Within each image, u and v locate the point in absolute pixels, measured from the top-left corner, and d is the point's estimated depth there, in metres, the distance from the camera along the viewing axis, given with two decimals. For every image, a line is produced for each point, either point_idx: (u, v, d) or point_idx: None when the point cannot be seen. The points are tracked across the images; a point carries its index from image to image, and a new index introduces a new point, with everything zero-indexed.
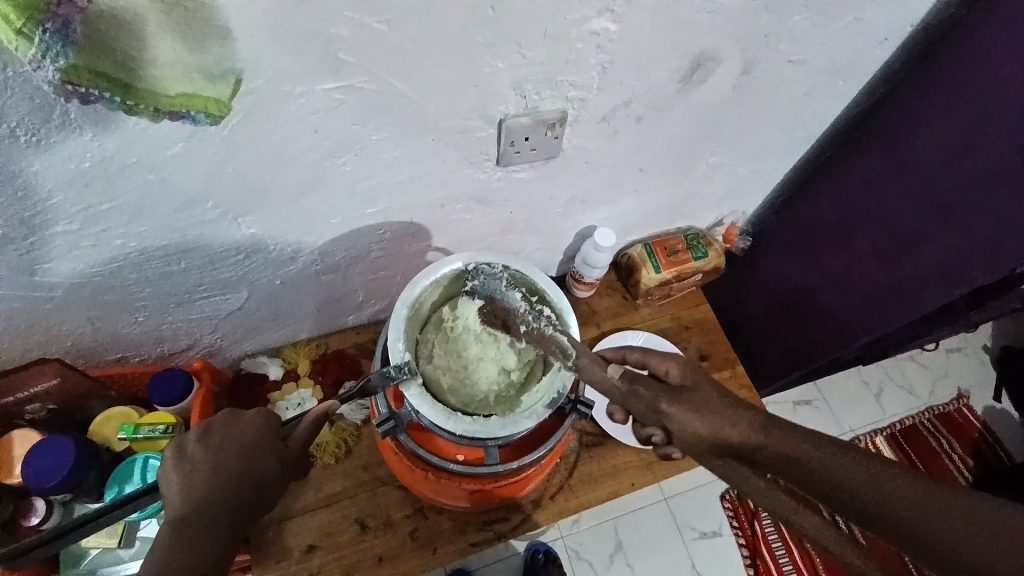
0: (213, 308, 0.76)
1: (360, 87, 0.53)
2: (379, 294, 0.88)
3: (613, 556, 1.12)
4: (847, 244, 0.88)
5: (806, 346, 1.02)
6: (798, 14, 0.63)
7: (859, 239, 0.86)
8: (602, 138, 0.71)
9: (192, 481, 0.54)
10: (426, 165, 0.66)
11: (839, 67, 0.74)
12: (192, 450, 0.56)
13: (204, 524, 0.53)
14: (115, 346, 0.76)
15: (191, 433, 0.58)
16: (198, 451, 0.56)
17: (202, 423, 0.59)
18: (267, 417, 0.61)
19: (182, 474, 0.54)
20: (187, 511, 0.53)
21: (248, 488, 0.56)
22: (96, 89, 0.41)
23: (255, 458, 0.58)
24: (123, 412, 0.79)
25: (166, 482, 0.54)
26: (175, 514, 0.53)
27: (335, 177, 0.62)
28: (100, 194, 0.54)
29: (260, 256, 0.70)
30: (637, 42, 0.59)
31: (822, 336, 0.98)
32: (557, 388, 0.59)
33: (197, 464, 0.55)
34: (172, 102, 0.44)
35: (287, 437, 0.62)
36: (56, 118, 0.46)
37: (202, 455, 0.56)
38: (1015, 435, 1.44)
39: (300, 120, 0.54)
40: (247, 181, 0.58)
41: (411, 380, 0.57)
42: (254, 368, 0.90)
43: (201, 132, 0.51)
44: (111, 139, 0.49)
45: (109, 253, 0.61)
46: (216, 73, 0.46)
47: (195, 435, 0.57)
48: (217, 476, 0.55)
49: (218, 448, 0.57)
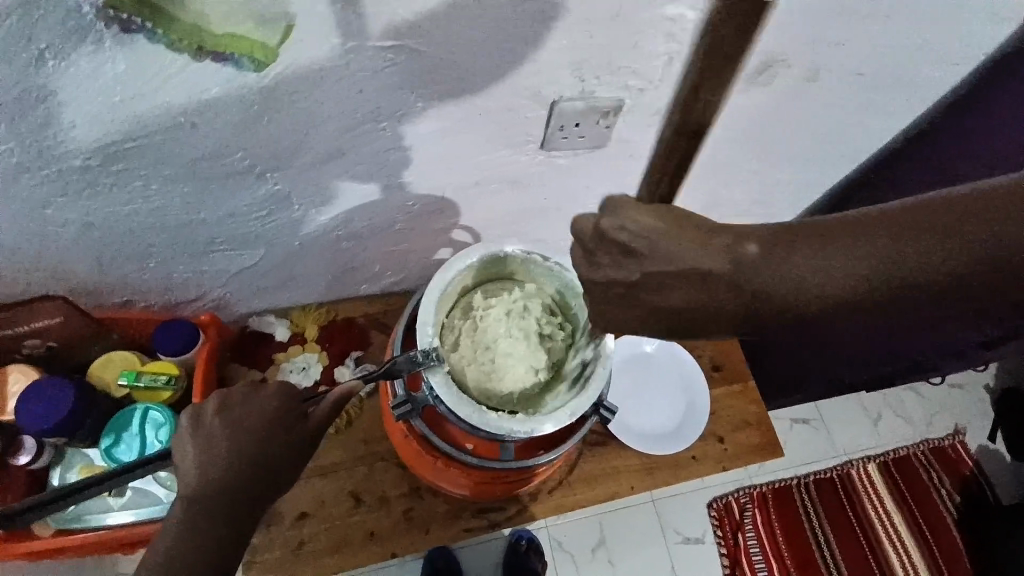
0: (227, 262, 0.74)
1: (414, 49, 0.49)
2: (396, 266, 0.85)
3: (596, 552, 1.18)
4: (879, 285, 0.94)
5: (865, 244, 0.41)
6: (879, 24, 0.59)
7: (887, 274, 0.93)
8: (650, 132, 0.68)
9: (205, 461, 0.52)
10: (466, 140, 0.62)
11: (905, 85, 0.70)
12: (209, 421, 0.54)
13: (220, 501, 0.51)
14: (123, 289, 0.73)
15: (208, 404, 0.56)
16: (213, 422, 0.54)
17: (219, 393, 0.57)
18: (283, 391, 0.59)
19: (198, 447, 0.53)
20: (200, 487, 0.51)
21: (263, 471, 0.54)
22: (139, 17, 0.40)
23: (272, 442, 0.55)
24: (125, 359, 0.76)
25: (180, 453, 0.53)
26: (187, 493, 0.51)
27: (370, 141, 0.59)
28: (125, 131, 0.50)
29: (281, 215, 0.67)
30: (710, 33, 0.55)
31: (849, 255, 0.41)
32: (586, 394, 0.56)
33: (213, 437, 0.54)
34: (218, 41, 0.43)
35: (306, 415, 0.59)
36: (90, 45, 0.42)
37: (218, 427, 0.54)
38: (1002, 477, 1.45)
39: (344, 78, 0.51)
40: (279, 136, 0.55)
41: (437, 368, 0.55)
42: (261, 326, 0.88)
43: (243, 79, 0.48)
44: (147, 74, 0.45)
45: (128, 195, 0.58)
46: (269, 17, 0.43)
47: (212, 408, 0.55)
48: (235, 451, 0.53)
49: (234, 421, 0.55)
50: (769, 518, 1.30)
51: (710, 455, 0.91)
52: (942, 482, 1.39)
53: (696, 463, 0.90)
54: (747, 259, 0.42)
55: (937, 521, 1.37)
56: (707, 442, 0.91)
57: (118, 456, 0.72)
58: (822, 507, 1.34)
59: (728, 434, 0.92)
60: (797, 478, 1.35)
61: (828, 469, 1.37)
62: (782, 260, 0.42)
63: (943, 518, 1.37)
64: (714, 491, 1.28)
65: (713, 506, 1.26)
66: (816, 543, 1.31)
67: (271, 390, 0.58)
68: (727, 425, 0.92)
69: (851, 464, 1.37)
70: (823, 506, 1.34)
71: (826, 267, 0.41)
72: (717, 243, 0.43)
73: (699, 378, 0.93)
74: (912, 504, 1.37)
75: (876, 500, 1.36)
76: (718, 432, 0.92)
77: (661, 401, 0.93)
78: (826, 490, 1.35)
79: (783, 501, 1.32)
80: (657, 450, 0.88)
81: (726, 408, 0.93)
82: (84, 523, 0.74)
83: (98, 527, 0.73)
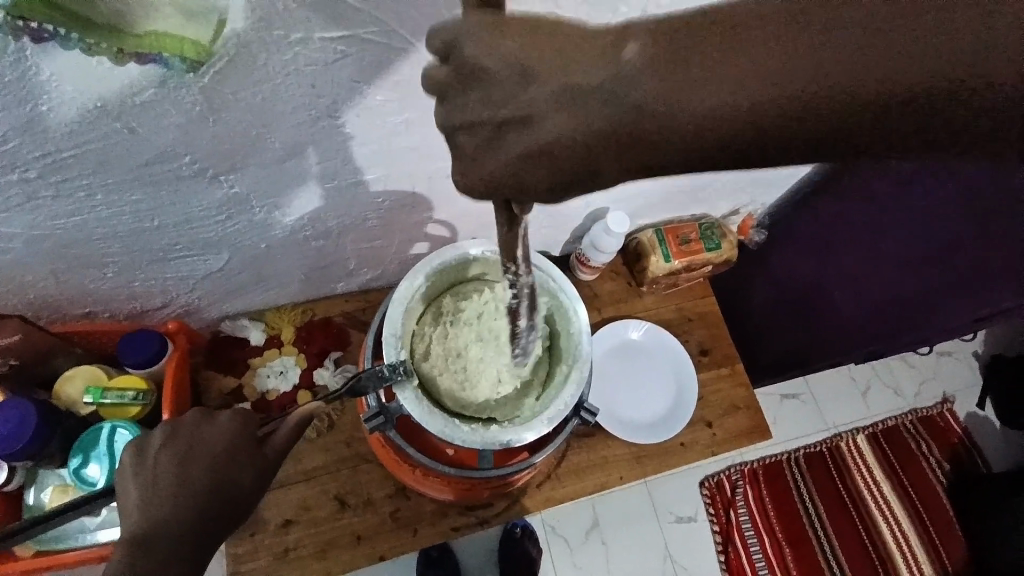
0: (190, 268, 0.70)
1: (367, 39, 0.46)
2: (372, 262, 0.82)
3: (589, 534, 1.18)
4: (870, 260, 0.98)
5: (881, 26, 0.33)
6: None
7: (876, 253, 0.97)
8: None
9: (155, 495, 0.51)
10: (433, 132, 0.59)
11: None
12: (157, 454, 0.54)
13: (168, 538, 0.50)
14: (84, 299, 0.70)
15: (156, 436, 0.55)
16: (160, 457, 0.53)
17: (171, 423, 0.57)
18: (242, 420, 0.58)
19: (145, 482, 0.52)
20: (145, 526, 0.50)
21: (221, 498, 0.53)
22: (48, 24, 0.36)
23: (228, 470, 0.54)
24: (89, 372, 0.73)
25: (123, 490, 0.52)
26: (137, 530, 0.50)
27: (331, 138, 0.55)
28: (61, 140, 0.46)
29: (243, 218, 0.64)
30: (686, 10, 0.51)
31: (891, 52, 0.32)
32: (563, 400, 0.55)
33: (161, 470, 0.53)
34: (143, 42, 0.39)
35: (264, 442, 0.58)
36: (11, 56, 0.38)
37: (165, 460, 0.53)
38: (990, 443, 1.46)
39: (295, 72, 0.47)
40: (229, 137, 0.51)
41: (407, 382, 0.54)
42: (234, 330, 0.85)
43: (179, 80, 0.44)
44: (74, 81, 0.42)
45: (71, 206, 0.54)
46: (197, 11, 0.39)
47: (158, 441, 0.54)
48: (183, 485, 0.52)
49: (182, 452, 0.54)
50: (760, 494, 1.31)
51: (699, 441, 0.89)
52: (930, 449, 1.40)
53: (685, 450, 0.89)
54: (755, 31, 0.34)
55: (926, 490, 1.38)
56: (696, 427, 0.90)
57: (91, 476, 0.70)
58: (812, 481, 1.35)
59: (717, 419, 0.91)
60: (787, 453, 1.35)
61: (817, 443, 1.37)
62: (799, 47, 0.33)
63: (931, 485, 1.39)
64: (706, 470, 1.29)
65: (705, 485, 1.27)
66: (807, 515, 1.32)
67: (224, 419, 0.57)
68: (716, 410, 0.91)
69: (840, 436, 1.38)
70: (813, 480, 1.35)
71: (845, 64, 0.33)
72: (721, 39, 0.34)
73: (686, 364, 0.92)
74: (901, 473, 1.38)
75: (866, 472, 1.37)
76: (707, 417, 0.91)
77: (646, 390, 0.93)
78: (816, 464, 1.36)
79: (774, 477, 1.33)
80: (646, 440, 0.87)
81: (715, 392, 0.92)
82: (66, 543, 0.72)
83: (82, 546, 0.72)
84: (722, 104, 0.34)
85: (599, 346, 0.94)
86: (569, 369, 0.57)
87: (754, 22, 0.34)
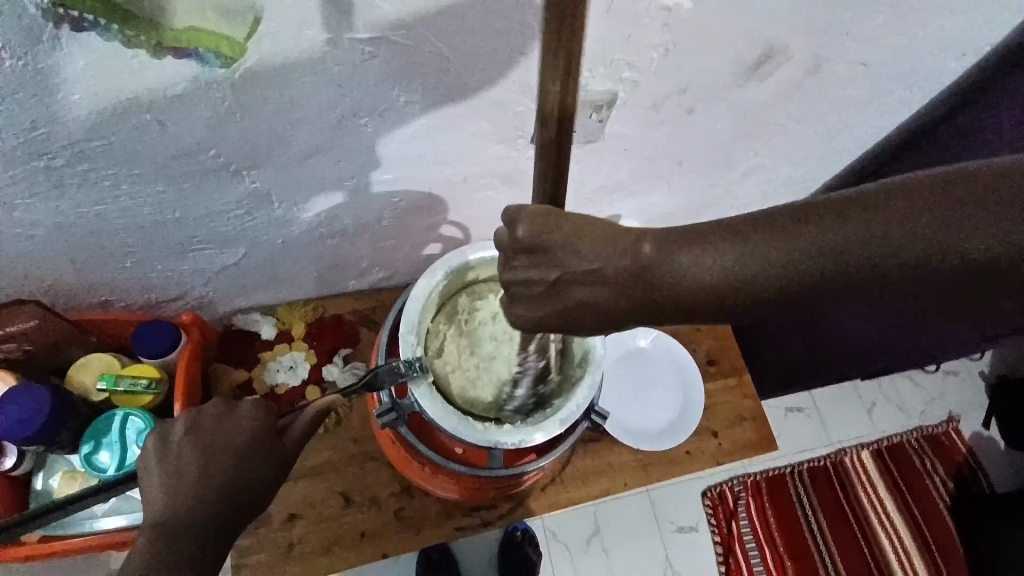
0: (207, 262, 0.71)
1: (395, 42, 0.47)
2: (385, 262, 0.83)
3: (590, 540, 1.18)
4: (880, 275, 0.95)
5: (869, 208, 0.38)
6: (886, 13, 0.57)
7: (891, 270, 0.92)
8: (646, 126, 0.65)
9: (177, 482, 0.53)
10: (453, 135, 0.59)
11: (907, 77, 0.68)
12: (177, 442, 0.55)
13: (189, 526, 0.52)
14: (101, 288, 0.70)
15: (174, 424, 0.56)
16: (182, 445, 0.55)
17: (190, 412, 0.58)
18: (260, 409, 0.59)
19: (167, 470, 0.53)
20: (168, 513, 0.51)
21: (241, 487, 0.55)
22: (89, 14, 0.38)
23: (248, 460, 0.55)
24: (103, 360, 0.74)
25: (146, 475, 0.53)
26: (160, 515, 0.51)
27: (352, 137, 0.56)
28: (92, 131, 0.48)
29: (262, 214, 0.65)
30: (709, 23, 0.52)
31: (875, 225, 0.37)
32: (574, 402, 0.56)
33: (183, 458, 0.54)
34: (179, 36, 0.41)
35: (283, 435, 0.58)
36: (46, 44, 0.39)
37: (187, 448, 0.55)
38: (996, 465, 1.45)
39: (323, 72, 0.48)
40: (254, 133, 0.52)
41: (421, 378, 0.54)
42: (246, 325, 0.86)
43: (211, 76, 0.45)
44: (108, 72, 0.43)
45: (96, 195, 0.55)
46: (231, 8, 0.40)
47: (180, 428, 0.56)
48: (205, 474, 0.54)
49: (203, 441, 0.55)
50: (762, 507, 1.31)
51: (705, 450, 0.89)
52: (935, 468, 1.39)
53: (690, 459, 0.88)
54: (755, 224, 0.40)
55: (930, 509, 1.37)
56: (702, 437, 0.90)
57: (99, 462, 0.70)
58: (815, 496, 1.34)
59: (723, 430, 0.91)
60: (791, 467, 1.35)
61: (822, 458, 1.37)
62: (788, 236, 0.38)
63: (935, 504, 1.38)
64: (708, 482, 1.28)
65: (707, 496, 1.26)
66: (809, 529, 1.32)
67: (245, 408, 0.58)
68: (722, 420, 0.91)
69: (844, 452, 1.37)
70: (816, 495, 1.34)
71: (829, 246, 0.38)
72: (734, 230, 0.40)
73: (694, 373, 0.92)
74: (905, 491, 1.37)
75: (870, 488, 1.36)
76: (713, 427, 0.91)
77: (653, 397, 0.93)
78: (819, 479, 1.35)
79: (776, 490, 1.32)
80: (652, 447, 0.87)
81: (722, 403, 0.92)
82: (70, 529, 0.72)
83: (86, 533, 0.72)
84: (716, 265, 0.39)
85: (607, 351, 0.94)
86: (581, 371, 0.58)
87: (767, 217, 0.40)
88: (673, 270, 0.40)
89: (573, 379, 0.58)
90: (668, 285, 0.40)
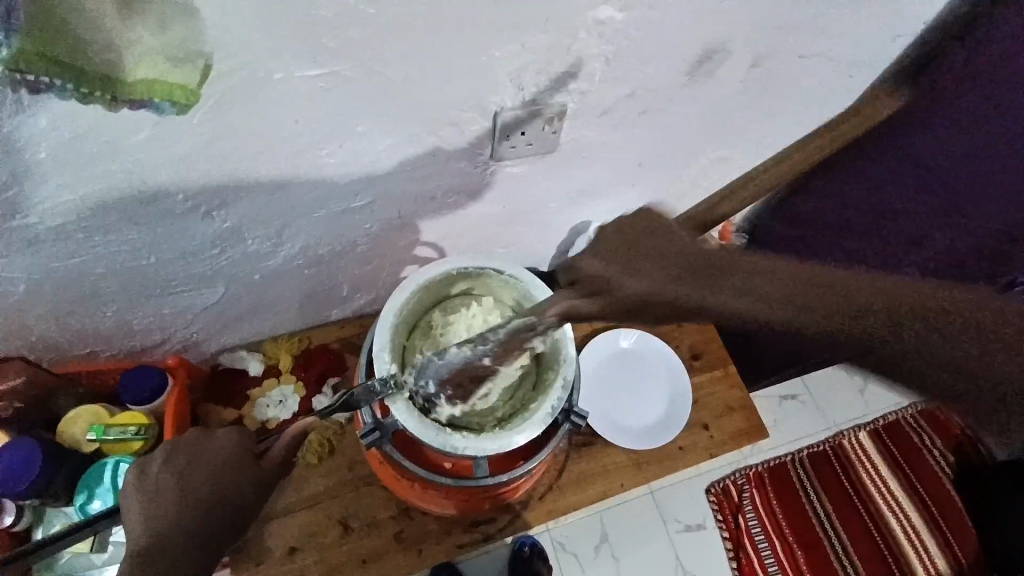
0: (187, 303, 0.73)
1: (345, 74, 0.49)
2: (365, 287, 0.85)
3: (599, 548, 1.17)
4: (879, 202, 0.95)
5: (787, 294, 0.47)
6: (813, 6, 0.59)
7: (893, 200, 0.94)
8: (601, 131, 0.67)
9: (158, 512, 0.54)
10: (413, 158, 0.62)
11: (846, 65, 0.71)
12: (155, 473, 0.56)
13: (177, 547, 0.53)
14: (84, 339, 0.71)
15: (155, 455, 0.57)
16: (161, 475, 0.56)
17: (168, 441, 0.59)
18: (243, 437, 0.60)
19: (145, 499, 0.54)
20: (150, 539, 0.53)
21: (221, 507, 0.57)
22: (45, 75, 0.38)
23: (227, 483, 0.58)
24: (91, 412, 0.74)
25: (128, 509, 0.54)
26: (139, 543, 0.52)
27: (318, 168, 0.58)
28: (61, 185, 0.49)
29: (237, 250, 0.66)
30: (644, 30, 0.55)
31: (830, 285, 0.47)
32: (550, 405, 0.57)
33: (162, 486, 0.55)
34: (134, 89, 0.41)
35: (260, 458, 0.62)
36: (8, 106, 0.41)
37: (165, 477, 0.56)
38: None
39: (280, 109, 0.50)
40: (222, 171, 0.54)
41: (398, 395, 0.56)
42: (233, 362, 0.87)
43: (170, 121, 0.47)
44: (71, 128, 0.45)
45: (74, 248, 0.57)
46: (182, 57, 0.42)
47: (159, 458, 0.57)
48: (185, 497, 0.55)
49: (180, 470, 0.57)
50: (767, 496, 1.31)
51: (698, 443, 0.91)
52: (933, 441, 1.40)
53: (684, 454, 0.90)
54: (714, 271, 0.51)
55: (934, 483, 1.38)
56: (693, 430, 0.91)
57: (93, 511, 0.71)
58: (818, 481, 1.35)
59: (714, 421, 0.92)
60: (790, 455, 1.36)
61: (819, 443, 1.38)
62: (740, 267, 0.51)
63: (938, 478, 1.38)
64: (711, 478, 1.29)
65: (711, 492, 1.26)
66: (816, 515, 1.32)
67: (222, 436, 0.61)
68: (712, 412, 0.92)
69: (840, 435, 1.39)
70: (819, 480, 1.35)
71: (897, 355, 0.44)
72: (930, 311, 0.44)
73: (679, 369, 0.94)
74: (905, 468, 1.38)
75: (871, 468, 1.37)
76: (703, 419, 0.92)
77: (640, 396, 0.93)
78: (820, 463, 1.36)
79: (779, 479, 1.33)
80: (644, 445, 0.88)
81: (710, 395, 0.93)
82: None
83: None
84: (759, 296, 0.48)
85: (592, 354, 0.95)
86: (555, 374, 0.59)
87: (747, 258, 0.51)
88: (922, 337, 0.44)
89: (548, 382, 0.60)
90: (925, 357, 0.44)
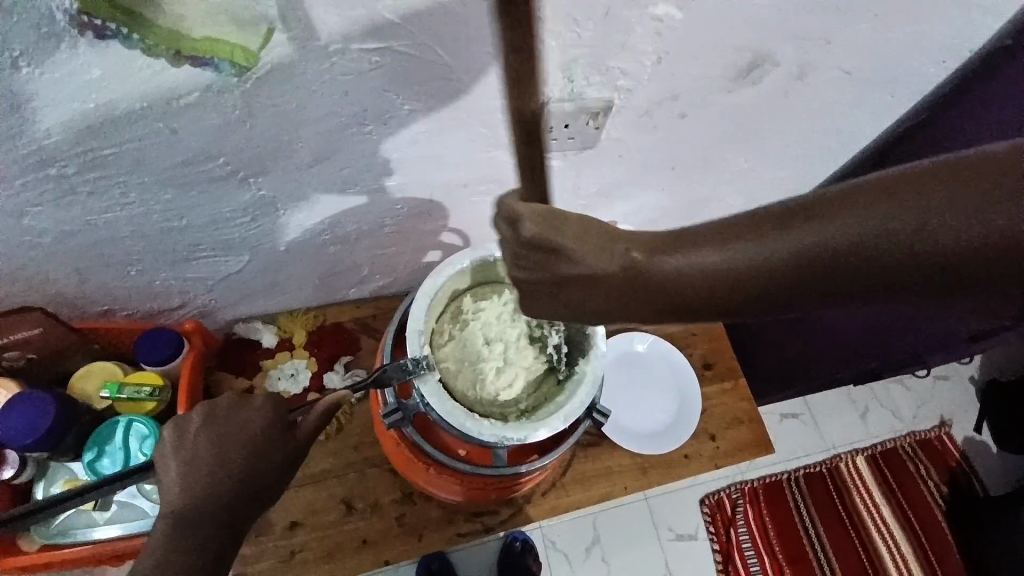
0: (210, 269, 0.72)
1: (399, 50, 0.48)
2: (384, 269, 0.84)
3: (590, 550, 1.18)
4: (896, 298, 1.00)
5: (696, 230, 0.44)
6: (866, 23, 0.59)
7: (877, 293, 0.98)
8: (639, 131, 0.67)
9: (191, 478, 0.55)
10: (451, 141, 0.61)
11: (887, 86, 0.70)
12: (192, 437, 0.57)
13: (208, 517, 0.55)
14: (104, 296, 0.71)
15: (193, 418, 0.59)
16: (197, 438, 0.57)
17: (205, 406, 0.60)
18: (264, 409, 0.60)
19: (181, 462, 0.56)
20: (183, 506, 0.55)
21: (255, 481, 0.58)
22: (113, 23, 0.39)
23: (258, 457, 0.58)
24: (106, 369, 0.76)
25: (164, 469, 0.56)
26: (174, 510, 0.54)
27: (355, 144, 0.58)
28: (104, 138, 0.49)
29: (267, 220, 0.66)
30: (697, 30, 0.54)
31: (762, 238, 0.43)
32: (575, 400, 0.57)
33: (197, 452, 0.57)
34: (196, 45, 0.42)
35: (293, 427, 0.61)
36: (63, 51, 0.41)
37: (201, 443, 0.57)
38: (988, 467, 1.46)
39: (329, 82, 0.50)
40: (266, 139, 0.54)
41: (429, 375, 0.56)
42: (247, 333, 0.87)
43: (223, 84, 0.47)
44: (124, 83, 0.45)
45: (106, 203, 0.56)
46: (246, 20, 0.42)
47: (197, 421, 0.58)
48: (220, 467, 0.56)
49: (217, 439, 0.57)
50: (760, 513, 1.31)
51: (702, 453, 0.90)
52: (928, 472, 1.40)
53: (688, 463, 0.89)
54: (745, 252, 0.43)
55: (926, 514, 1.38)
56: (699, 440, 0.91)
57: (102, 470, 0.71)
58: (812, 502, 1.35)
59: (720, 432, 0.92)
60: (787, 474, 1.36)
61: (817, 463, 1.38)
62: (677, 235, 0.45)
63: (930, 509, 1.39)
64: (707, 489, 1.29)
65: (705, 502, 1.26)
66: (806, 535, 1.33)
67: (246, 405, 0.60)
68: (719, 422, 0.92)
69: (839, 457, 1.38)
70: (812, 501, 1.35)
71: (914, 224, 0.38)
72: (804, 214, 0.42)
73: (690, 377, 0.94)
74: (898, 495, 1.39)
75: (865, 493, 1.37)
76: (710, 429, 0.92)
77: (649, 401, 0.94)
78: (815, 484, 1.36)
79: (774, 497, 1.33)
80: (651, 450, 0.88)
81: (718, 406, 0.93)
82: (71, 537, 0.72)
83: (85, 541, 0.72)
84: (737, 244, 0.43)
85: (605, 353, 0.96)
86: (582, 370, 0.60)
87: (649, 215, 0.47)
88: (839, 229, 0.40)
89: (574, 376, 0.60)
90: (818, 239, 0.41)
